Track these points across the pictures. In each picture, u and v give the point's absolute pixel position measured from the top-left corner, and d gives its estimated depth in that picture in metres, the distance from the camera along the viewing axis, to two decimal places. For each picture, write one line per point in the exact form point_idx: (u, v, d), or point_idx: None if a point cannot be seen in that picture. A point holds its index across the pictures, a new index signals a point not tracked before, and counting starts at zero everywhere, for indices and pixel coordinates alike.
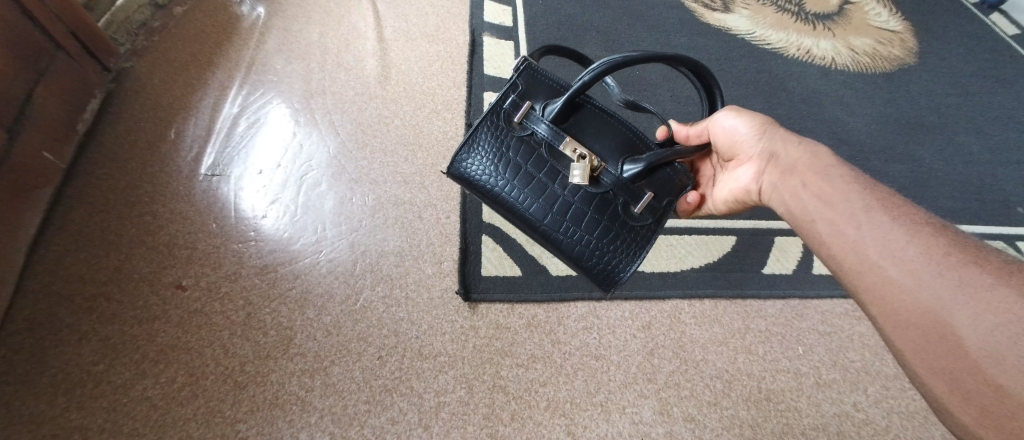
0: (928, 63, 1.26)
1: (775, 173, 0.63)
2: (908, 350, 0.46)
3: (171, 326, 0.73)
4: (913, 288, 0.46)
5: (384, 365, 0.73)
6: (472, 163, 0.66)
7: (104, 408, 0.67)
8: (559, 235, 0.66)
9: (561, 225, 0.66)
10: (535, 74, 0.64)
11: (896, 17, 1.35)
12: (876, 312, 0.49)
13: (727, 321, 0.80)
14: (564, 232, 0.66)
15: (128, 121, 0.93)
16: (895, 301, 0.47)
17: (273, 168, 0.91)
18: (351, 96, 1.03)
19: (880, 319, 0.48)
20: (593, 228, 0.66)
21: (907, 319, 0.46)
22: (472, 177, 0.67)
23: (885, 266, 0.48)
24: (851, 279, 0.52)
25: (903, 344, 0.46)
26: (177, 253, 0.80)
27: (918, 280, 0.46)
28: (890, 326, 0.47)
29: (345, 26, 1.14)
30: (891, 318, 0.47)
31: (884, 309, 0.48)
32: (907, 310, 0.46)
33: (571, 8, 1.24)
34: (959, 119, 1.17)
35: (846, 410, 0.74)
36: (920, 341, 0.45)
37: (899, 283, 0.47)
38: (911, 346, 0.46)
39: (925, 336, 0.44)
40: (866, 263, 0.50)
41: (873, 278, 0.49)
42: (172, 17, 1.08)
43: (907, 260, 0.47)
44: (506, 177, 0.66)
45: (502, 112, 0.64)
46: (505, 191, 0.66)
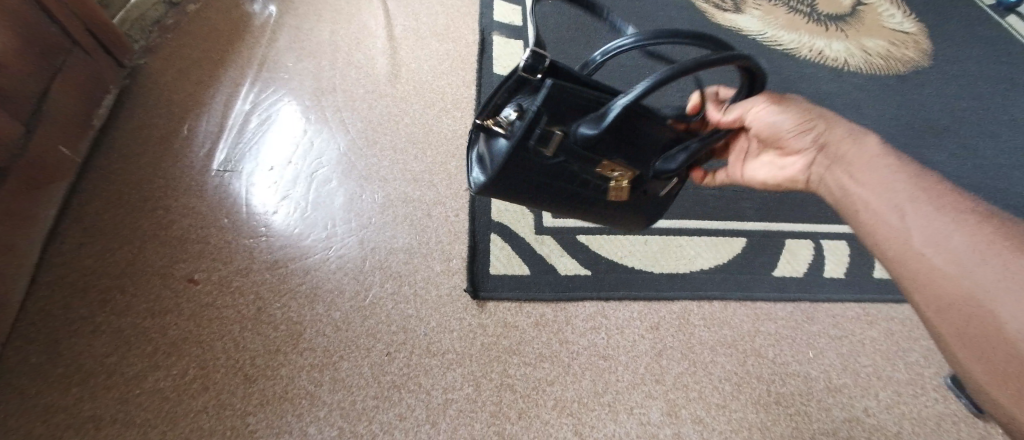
0: (942, 65, 1.24)
1: (825, 167, 0.55)
2: (949, 336, 0.44)
3: (183, 319, 0.74)
4: (958, 276, 0.44)
5: (393, 361, 0.73)
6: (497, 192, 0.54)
7: (117, 399, 0.67)
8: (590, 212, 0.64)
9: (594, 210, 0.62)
10: (562, 96, 0.44)
11: (909, 19, 1.33)
12: (916, 296, 0.47)
13: (737, 323, 0.80)
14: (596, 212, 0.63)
15: (142, 117, 0.94)
16: (938, 288, 0.45)
17: (284, 164, 0.92)
18: (361, 94, 1.03)
19: (920, 303, 0.46)
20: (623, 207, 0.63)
21: (951, 306, 0.44)
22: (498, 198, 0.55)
23: (929, 251, 0.46)
24: (889, 262, 0.49)
25: (943, 329, 0.44)
26: (189, 247, 0.81)
27: (965, 269, 0.44)
28: (932, 311, 0.45)
29: (356, 24, 1.15)
30: (933, 303, 0.45)
31: (927, 294, 0.46)
32: (952, 299, 0.44)
33: (581, 8, 1.23)
34: (974, 122, 1.15)
35: (856, 415, 0.74)
36: (963, 328, 0.43)
37: (942, 268, 0.45)
38: (951, 332, 0.44)
39: (968, 324, 0.43)
40: (908, 248, 0.47)
41: (914, 263, 0.47)
42: (186, 15, 1.09)
43: (953, 249, 0.45)
44: (537, 196, 0.55)
45: (527, 148, 0.47)
46: (537, 202, 0.57)
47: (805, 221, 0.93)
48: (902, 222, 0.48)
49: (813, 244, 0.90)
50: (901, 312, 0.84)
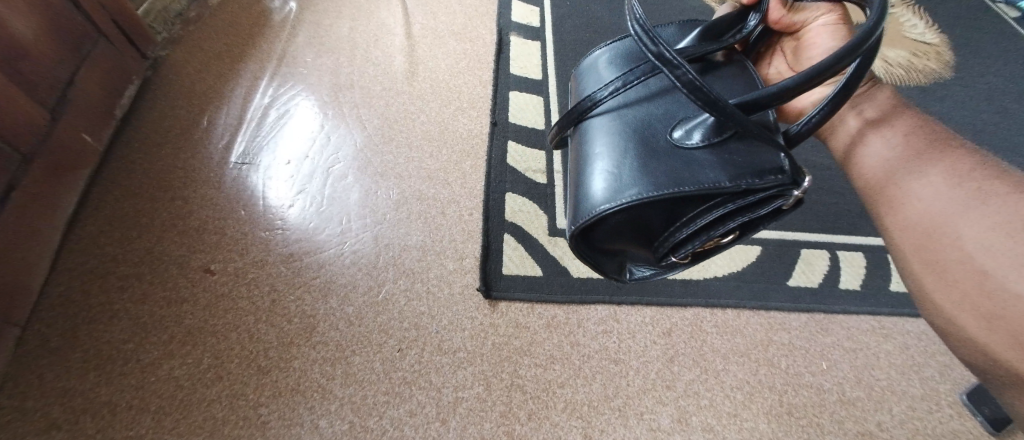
0: (964, 77, 1.23)
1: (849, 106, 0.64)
2: (908, 249, 0.54)
3: (199, 309, 0.75)
4: (930, 204, 0.53)
5: (404, 358, 0.74)
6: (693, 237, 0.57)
7: (133, 385, 0.68)
8: None
9: None
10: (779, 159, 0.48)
11: (933, 29, 1.30)
12: (887, 219, 0.56)
13: (750, 332, 0.79)
14: None
15: (163, 107, 0.95)
16: (909, 212, 0.54)
17: (301, 159, 0.93)
18: (378, 91, 1.04)
19: (888, 223, 0.56)
20: None
21: (918, 228, 0.53)
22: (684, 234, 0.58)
23: (911, 181, 0.55)
24: (870, 192, 0.59)
25: (905, 244, 0.54)
26: (206, 238, 0.82)
27: (938, 198, 0.53)
28: (900, 232, 0.55)
29: (374, 22, 1.16)
30: (901, 224, 0.55)
31: (896, 217, 0.55)
32: (921, 220, 0.53)
33: (599, 12, 1.24)
34: (995, 136, 1.13)
35: (869, 429, 0.73)
36: (924, 243, 0.52)
37: (918, 195, 0.54)
38: (912, 245, 0.53)
39: (929, 240, 0.52)
40: (891, 177, 0.57)
41: (892, 191, 0.56)
42: (207, 8, 1.11)
43: (932, 182, 0.54)
44: None
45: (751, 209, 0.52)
46: None
47: (821, 231, 0.92)
48: (898, 159, 0.57)
49: (829, 255, 0.90)
50: (918, 326, 0.83)
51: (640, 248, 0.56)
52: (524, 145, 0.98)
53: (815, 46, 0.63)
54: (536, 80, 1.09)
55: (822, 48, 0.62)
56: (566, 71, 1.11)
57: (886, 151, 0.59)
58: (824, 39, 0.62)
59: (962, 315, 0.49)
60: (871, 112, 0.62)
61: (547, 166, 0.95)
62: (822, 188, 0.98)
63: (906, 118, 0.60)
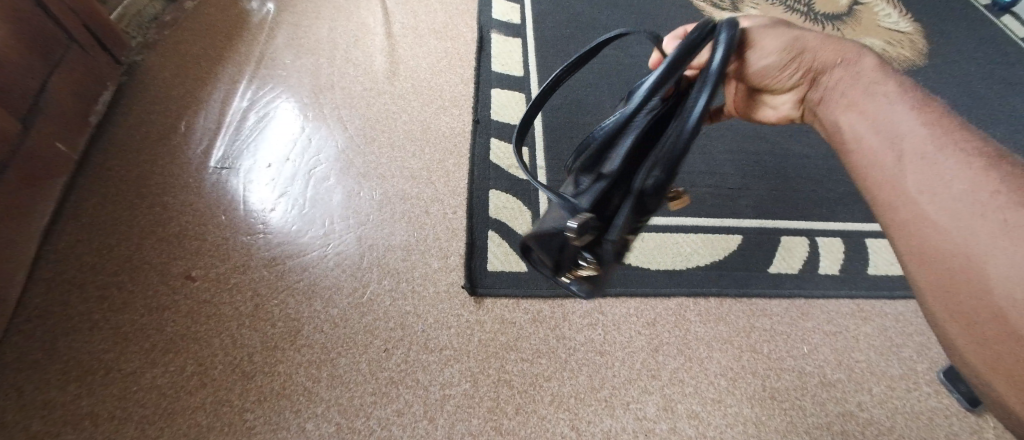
0: (938, 64, 1.25)
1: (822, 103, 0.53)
2: (927, 286, 0.41)
3: (181, 316, 0.74)
4: (948, 232, 0.40)
5: (390, 358, 0.73)
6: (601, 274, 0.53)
7: (115, 396, 0.68)
8: None
9: None
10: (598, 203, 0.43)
11: (906, 18, 1.34)
12: (900, 244, 0.44)
13: (733, 319, 0.80)
14: None
15: (140, 114, 0.94)
16: (923, 240, 0.42)
17: (282, 161, 0.92)
18: (359, 91, 1.03)
19: (900, 247, 0.44)
20: None
21: (936, 261, 0.40)
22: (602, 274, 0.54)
23: (926, 200, 0.42)
24: (878, 209, 0.46)
25: (923, 279, 0.42)
26: (187, 244, 0.81)
27: (957, 225, 0.40)
28: (916, 263, 0.42)
29: (354, 22, 1.15)
30: (915, 253, 0.42)
31: (911, 242, 0.43)
32: (941, 251, 0.40)
33: (579, 8, 1.25)
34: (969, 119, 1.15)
35: (850, 409, 0.74)
36: (946, 282, 0.40)
37: (935, 219, 0.41)
38: (931, 284, 0.41)
39: (951, 279, 0.39)
40: (900, 194, 0.44)
41: (901, 213, 0.44)
42: (183, 11, 1.09)
43: (950, 204, 0.41)
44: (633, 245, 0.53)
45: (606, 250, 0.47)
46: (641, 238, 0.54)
47: (801, 218, 0.94)
48: (905, 171, 0.44)
49: (809, 241, 0.91)
50: (895, 309, 0.85)
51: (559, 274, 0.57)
52: (507, 142, 0.98)
53: (768, 71, 0.52)
54: (518, 76, 1.09)
55: (775, 66, 0.51)
56: (548, 67, 1.12)
57: (890, 157, 0.46)
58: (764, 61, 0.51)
59: (996, 379, 0.37)
60: (851, 113, 0.49)
61: (530, 163, 0.96)
62: (802, 177, 1.00)
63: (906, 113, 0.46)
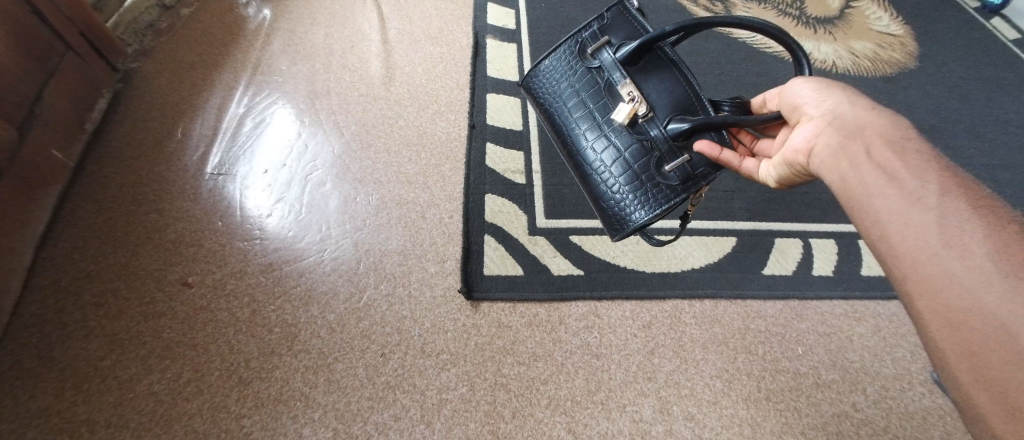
0: (929, 67, 1.26)
1: (837, 136, 0.51)
2: (950, 352, 0.40)
3: (177, 323, 0.74)
4: (980, 297, 0.39)
5: (387, 362, 0.74)
6: (554, 67, 0.76)
7: (111, 403, 0.67)
8: (596, 177, 0.71)
9: (602, 165, 0.70)
10: (623, 13, 0.69)
11: (896, 21, 1.36)
12: (919, 303, 0.42)
13: (728, 321, 0.81)
14: (602, 176, 0.71)
15: (136, 120, 0.94)
16: (950, 303, 0.40)
17: (278, 167, 0.92)
18: (355, 97, 1.04)
19: (918, 305, 0.42)
20: (620, 171, 0.68)
21: (963, 325, 0.39)
22: (553, 75, 0.76)
23: (952, 260, 0.40)
24: (893, 264, 0.44)
25: (947, 343, 0.40)
26: (183, 250, 0.81)
27: (988, 291, 0.38)
28: (939, 326, 0.40)
29: (350, 28, 1.15)
30: (938, 316, 0.40)
31: (934, 303, 0.41)
32: (969, 315, 0.39)
33: (573, 13, 1.25)
34: (960, 121, 1.17)
35: (845, 409, 0.75)
36: (974, 348, 0.38)
37: (963, 282, 0.39)
38: (956, 349, 0.39)
39: (980, 346, 0.38)
40: (919, 249, 0.42)
41: (924, 271, 0.41)
42: (179, 18, 1.10)
43: (980, 266, 0.39)
44: (575, 87, 0.72)
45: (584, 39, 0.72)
46: (579, 93, 0.72)
47: (795, 220, 0.94)
48: (933, 227, 0.42)
49: (802, 243, 0.92)
50: (889, 309, 0.85)
51: (544, 72, 0.78)
52: (502, 146, 0.99)
53: (804, 105, 0.56)
54: (513, 81, 1.10)
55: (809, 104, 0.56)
56: None
57: (913, 210, 0.43)
58: (806, 91, 0.56)
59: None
60: (871, 159, 0.48)
61: (526, 166, 0.96)
62: None
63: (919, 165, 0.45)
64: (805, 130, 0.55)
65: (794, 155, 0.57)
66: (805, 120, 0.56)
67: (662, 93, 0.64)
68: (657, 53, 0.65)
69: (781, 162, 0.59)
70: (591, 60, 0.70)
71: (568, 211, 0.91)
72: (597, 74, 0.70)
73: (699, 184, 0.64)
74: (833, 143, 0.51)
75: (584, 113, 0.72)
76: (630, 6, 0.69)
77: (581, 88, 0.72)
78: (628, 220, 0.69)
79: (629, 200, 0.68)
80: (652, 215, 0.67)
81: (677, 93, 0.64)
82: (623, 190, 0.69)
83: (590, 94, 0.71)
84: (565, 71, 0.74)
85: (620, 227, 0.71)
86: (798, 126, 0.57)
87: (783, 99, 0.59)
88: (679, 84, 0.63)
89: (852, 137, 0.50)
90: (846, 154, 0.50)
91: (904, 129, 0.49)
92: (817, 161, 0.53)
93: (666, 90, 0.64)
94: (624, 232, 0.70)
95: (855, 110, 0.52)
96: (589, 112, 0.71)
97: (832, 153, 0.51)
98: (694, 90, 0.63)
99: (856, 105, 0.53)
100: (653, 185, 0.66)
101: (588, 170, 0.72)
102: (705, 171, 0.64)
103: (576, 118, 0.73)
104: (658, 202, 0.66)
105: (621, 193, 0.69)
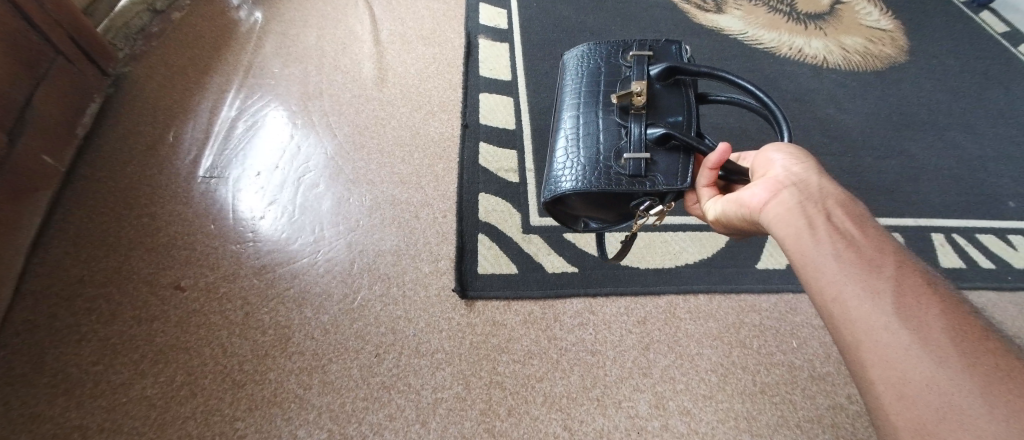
0: (919, 61, 1.27)
1: (797, 197, 0.49)
2: (904, 431, 0.35)
3: (170, 326, 0.74)
4: (936, 372, 0.35)
5: (382, 363, 0.73)
6: (588, 53, 0.73)
7: (104, 408, 0.67)
8: (561, 142, 0.66)
9: (574, 133, 0.66)
10: (671, 45, 0.71)
11: (886, 16, 1.37)
12: (871, 373, 0.37)
13: (722, 315, 0.81)
14: (569, 141, 0.65)
15: (128, 125, 0.93)
16: (904, 375, 0.36)
17: (271, 170, 0.92)
18: (348, 98, 1.04)
19: (870, 375, 0.37)
20: (590, 143, 0.64)
21: (919, 399, 0.35)
22: (584, 58, 0.73)
23: (907, 330, 0.37)
24: (846, 328, 0.40)
25: (901, 421, 0.35)
26: (176, 253, 0.81)
27: (943, 365, 0.35)
28: (893, 398, 0.36)
29: (342, 29, 1.15)
30: (891, 387, 0.36)
31: (888, 374, 0.36)
32: (925, 390, 0.35)
33: (565, 12, 1.26)
34: (950, 114, 1.17)
35: (839, 402, 0.75)
36: (930, 426, 0.34)
37: (918, 353, 0.36)
38: (910, 428, 0.34)
39: (935, 424, 0.33)
40: (875, 313, 0.39)
41: (878, 338, 0.38)
42: (170, 23, 1.09)
43: (935, 340, 0.36)
44: (596, 73, 0.70)
45: (631, 46, 0.71)
46: (597, 78, 0.69)
47: None
48: (889, 295, 0.39)
49: None
50: None
51: (577, 54, 0.74)
52: (495, 145, 0.99)
53: (771, 164, 0.54)
54: (505, 81, 1.10)
55: (778, 164, 0.53)
56: (535, 71, 1.13)
57: (870, 275, 0.40)
58: (778, 156, 0.54)
59: None
60: (832, 225, 0.45)
61: (519, 165, 0.96)
62: None
63: (876, 239, 0.44)
64: (766, 182, 0.52)
65: (746, 200, 0.53)
66: (767, 175, 0.54)
67: (664, 107, 0.63)
68: (678, 82, 0.66)
69: (730, 200, 0.55)
70: (628, 60, 0.69)
71: None
72: (623, 71, 0.68)
73: (644, 185, 0.59)
74: (794, 202, 0.48)
75: (590, 93, 0.68)
76: (682, 51, 0.71)
77: (601, 74, 0.69)
78: (563, 182, 0.62)
79: (574, 168, 0.63)
80: (586, 188, 0.60)
81: (675, 117, 0.63)
82: (577, 160, 0.63)
83: (607, 83, 0.68)
84: (594, 57, 0.72)
85: (550, 188, 0.64)
86: (760, 179, 0.54)
87: (758, 159, 0.57)
88: (682, 108, 0.64)
89: (815, 201, 0.48)
90: (806, 215, 0.47)
91: (863, 209, 0.48)
92: (772, 216, 0.50)
93: (671, 110, 0.63)
94: (550, 192, 0.63)
95: (821, 179, 0.50)
96: (594, 92, 0.68)
97: (789, 210, 0.48)
98: (688, 121, 0.63)
99: (820, 172, 0.51)
100: (605, 166, 0.61)
101: (557, 138, 0.68)
102: (657, 177, 0.60)
103: (577, 96, 0.69)
104: (598, 180, 0.60)
105: (575, 159, 0.63)
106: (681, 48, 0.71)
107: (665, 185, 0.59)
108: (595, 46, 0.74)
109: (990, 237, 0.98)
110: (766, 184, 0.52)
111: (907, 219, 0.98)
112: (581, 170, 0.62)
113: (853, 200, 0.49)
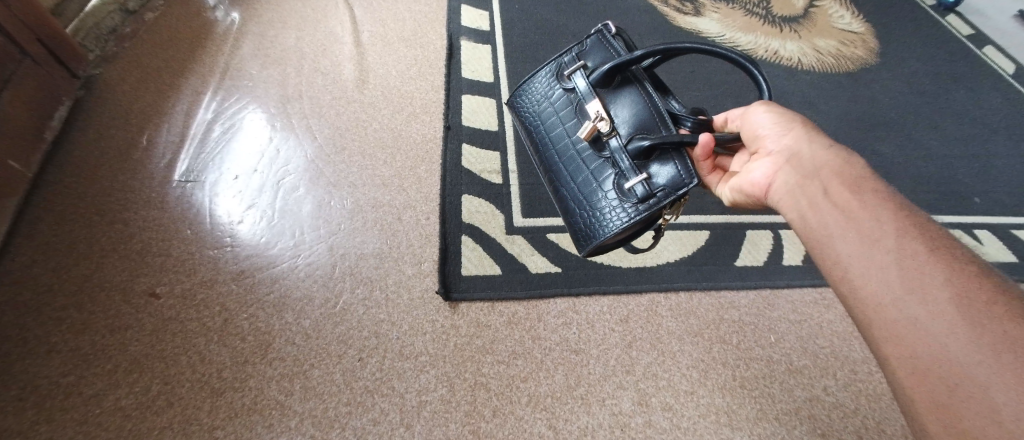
0: (888, 63, 1.31)
1: (793, 175, 0.56)
2: (920, 401, 0.40)
3: (145, 335, 0.72)
4: (944, 344, 0.40)
5: (365, 366, 0.73)
6: (533, 85, 0.76)
7: (76, 420, 0.65)
8: (563, 192, 0.71)
9: (568, 180, 0.70)
10: (602, 37, 0.70)
11: (857, 19, 1.41)
12: (886, 349, 0.43)
13: (702, 312, 0.82)
14: (568, 190, 0.70)
15: (99, 127, 0.91)
16: (916, 349, 0.41)
17: (249, 173, 0.91)
18: (328, 101, 1.02)
19: (884, 351, 0.43)
20: (587, 187, 0.68)
21: (929, 371, 0.40)
22: (532, 91, 0.76)
23: (915, 306, 0.42)
24: (861, 309, 0.45)
25: (916, 391, 0.41)
26: (150, 260, 0.79)
27: (950, 336, 0.40)
28: (908, 372, 0.41)
29: (321, 31, 1.14)
30: (905, 360, 0.42)
31: (901, 349, 0.42)
32: (936, 362, 0.40)
33: (546, 14, 1.26)
34: (918, 114, 1.21)
35: (816, 394, 0.76)
36: (943, 396, 0.39)
37: (926, 327, 0.41)
38: (926, 398, 0.40)
39: (947, 394, 0.39)
40: (885, 294, 0.44)
41: (888, 315, 0.43)
42: (143, 23, 1.07)
43: (941, 311, 0.41)
44: (551, 105, 0.72)
45: (563, 64, 0.72)
46: (555, 111, 0.72)
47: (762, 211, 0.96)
48: (893, 270, 0.44)
49: (772, 234, 0.94)
50: None
51: (523, 90, 0.78)
52: (478, 147, 0.99)
53: (762, 139, 0.61)
54: (487, 83, 1.10)
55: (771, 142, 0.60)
56: (517, 73, 1.13)
57: (873, 252, 0.46)
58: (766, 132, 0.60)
59: None
60: (828, 196, 0.51)
61: (502, 167, 0.96)
62: None
63: (879, 206, 0.48)
64: (764, 166, 0.60)
65: (751, 187, 0.61)
66: (764, 155, 0.60)
67: (627, 112, 0.64)
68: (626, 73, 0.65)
69: (736, 188, 0.63)
70: (567, 81, 0.71)
71: (545, 210, 0.91)
72: (571, 95, 0.70)
73: (655, 203, 0.61)
74: (792, 183, 0.56)
75: (559, 132, 0.71)
76: (608, 30, 0.70)
77: (556, 105, 0.72)
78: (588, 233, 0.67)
79: (589, 218, 0.67)
80: (606, 233, 0.65)
81: (643, 117, 0.63)
82: (585, 208, 0.68)
83: (567, 113, 0.70)
84: (540, 89, 0.75)
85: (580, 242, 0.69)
86: (757, 160, 0.61)
87: (748, 135, 0.63)
88: (643, 102, 0.63)
89: (810, 175, 0.54)
90: (805, 193, 0.54)
91: (859, 166, 0.52)
92: (778, 198, 0.57)
93: (634, 111, 0.64)
94: (583, 245, 0.69)
95: (812, 148, 0.56)
96: (564, 130, 0.70)
97: (791, 191, 0.56)
98: (655, 112, 0.62)
99: (810, 141, 0.57)
100: (613, 204, 0.65)
101: (559, 190, 0.72)
102: (663, 191, 0.61)
103: (549, 137, 0.73)
104: (615, 222, 0.64)
105: (583, 207, 0.68)
106: (608, 33, 0.70)
107: (673, 191, 0.60)
108: (536, 73, 0.76)
109: (957, 232, 1.02)
110: (764, 165, 0.60)
111: (936, 217, 1.03)
112: (592, 217, 0.67)
113: (849, 159, 0.53)
